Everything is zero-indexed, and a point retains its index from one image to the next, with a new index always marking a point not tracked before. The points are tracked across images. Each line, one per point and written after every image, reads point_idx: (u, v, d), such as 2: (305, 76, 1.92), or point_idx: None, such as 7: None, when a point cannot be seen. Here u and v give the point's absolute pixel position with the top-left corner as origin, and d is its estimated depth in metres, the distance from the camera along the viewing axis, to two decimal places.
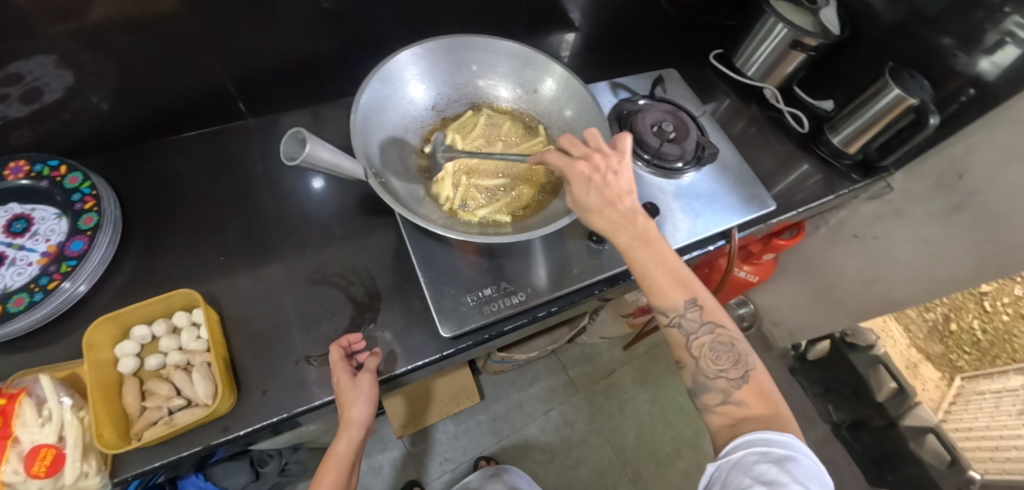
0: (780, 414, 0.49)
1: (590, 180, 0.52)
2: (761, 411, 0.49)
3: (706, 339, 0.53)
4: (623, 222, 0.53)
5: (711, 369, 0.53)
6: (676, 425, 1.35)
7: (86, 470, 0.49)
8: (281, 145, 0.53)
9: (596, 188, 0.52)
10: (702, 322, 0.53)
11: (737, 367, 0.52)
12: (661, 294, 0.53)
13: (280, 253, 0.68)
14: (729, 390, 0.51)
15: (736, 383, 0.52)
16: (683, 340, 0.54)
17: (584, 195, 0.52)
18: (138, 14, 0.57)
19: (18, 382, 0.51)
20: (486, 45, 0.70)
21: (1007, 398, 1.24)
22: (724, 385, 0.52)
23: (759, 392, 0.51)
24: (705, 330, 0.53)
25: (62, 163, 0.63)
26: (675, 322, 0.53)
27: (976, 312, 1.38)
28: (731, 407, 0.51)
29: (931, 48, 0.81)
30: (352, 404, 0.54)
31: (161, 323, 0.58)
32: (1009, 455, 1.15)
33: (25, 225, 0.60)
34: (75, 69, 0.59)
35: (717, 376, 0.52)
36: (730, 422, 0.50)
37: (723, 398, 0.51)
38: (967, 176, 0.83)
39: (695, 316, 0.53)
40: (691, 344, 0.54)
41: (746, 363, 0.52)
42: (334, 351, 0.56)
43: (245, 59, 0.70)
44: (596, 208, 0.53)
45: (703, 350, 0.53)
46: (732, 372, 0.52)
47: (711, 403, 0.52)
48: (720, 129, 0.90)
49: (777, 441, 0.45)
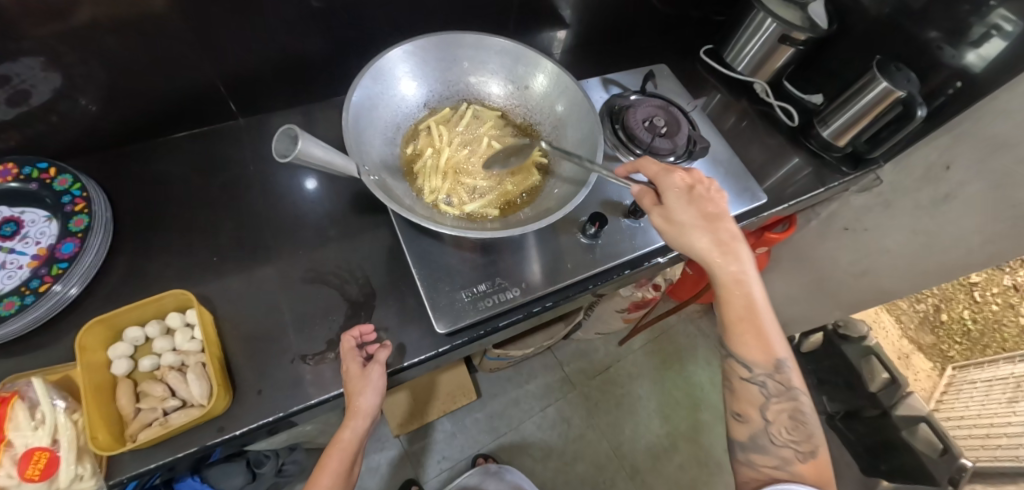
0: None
1: (693, 197, 0.60)
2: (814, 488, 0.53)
3: (786, 406, 0.57)
4: (726, 253, 0.58)
5: (781, 437, 0.56)
6: (672, 419, 1.36)
7: (81, 473, 0.49)
8: (272, 142, 0.53)
9: (709, 223, 0.58)
10: (781, 387, 0.57)
11: (808, 442, 0.56)
12: (748, 343, 0.57)
13: (273, 253, 0.68)
14: (791, 461, 0.55)
15: (803, 456, 0.55)
16: (759, 399, 0.57)
17: (692, 220, 0.58)
18: (127, 14, 0.57)
19: (10, 385, 0.50)
20: (476, 42, 0.70)
21: (997, 387, 1.28)
22: (789, 454, 0.55)
23: (820, 472, 0.55)
24: (786, 398, 0.57)
25: (51, 166, 0.63)
26: (756, 379, 0.57)
27: (966, 303, 1.46)
28: (784, 474, 0.55)
29: (916, 42, 0.82)
30: (360, 392, 0.55)
31: (153, 324, 0.58)
32: (1000, 442, 1.16)
33: (14, 228, 0.59)
34: (63, 70, 0.59)
35: (786, 444, 0.56)
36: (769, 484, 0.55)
37: (779, 464, 0.55)
38: (954, 167, 0.84)
39: (775, 375, 0.57)
40: (767, 405, 0.57)
41: (815, 442, 0.56)
42: (345, 340, 0.58)
43: (235, 59, 0.70)
44: (701, 234, 0.58)
45: (779, 416, 0.57)
46: (801, 445, 0.56)
47: (762, 464, 0.56)
48: (711, 123, 0.91)
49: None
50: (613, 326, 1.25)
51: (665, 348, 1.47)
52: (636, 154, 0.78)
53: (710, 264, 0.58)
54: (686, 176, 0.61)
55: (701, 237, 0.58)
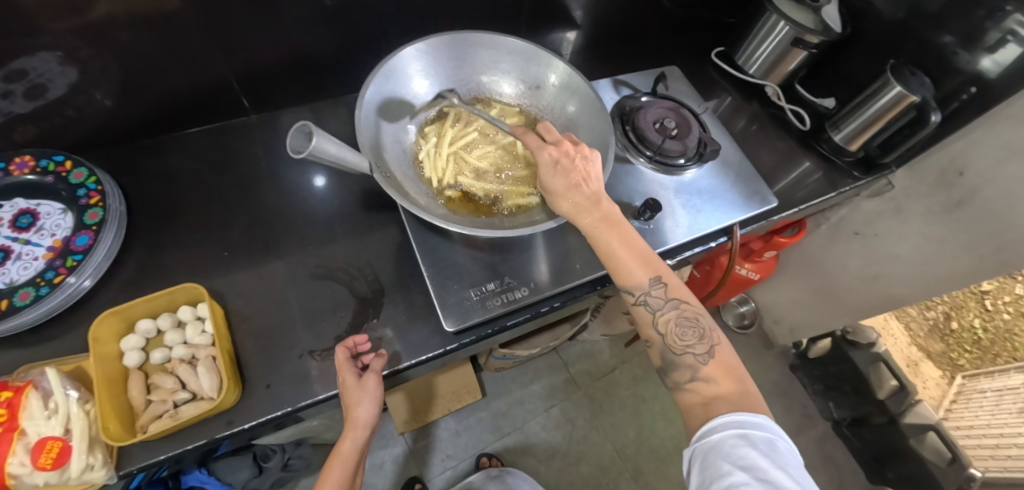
0: (744, 390, 0.49)
1: (556, 162, 0.56)
2: (727, 387, 0.49)
3: (672, 315, 0.54)
4: (584, 202, 0.55)
5: (679, 345, 0.53)
6: (677, 422, 1.35)
7: (92, 463, 0.50)
8: (288, 139, 0.54)
9: (563, 171, 0.55)
10: (667, 298, 0.54)
11: (703, 342, 0.52)
12: (625, 273, 0.54)
13: (283, 248, 0.68)
14: (697, 366, 0.51)
15: (703, 358, 0.52)
16: (649, 318, 0.54)
17: (550, 176, 0.55)
18: (144, 10, 0.58)
19: (24, 374, 0.51)
20: (489, 41, 0.70)
21: (1008, 396, 1.25)
22: (692, 360, 0.52)
23: (726, 368, 0.51)
24: (671, 307, 0.54)
25: (67, 159, 0.63)
26: (642, 301, 0.54)
27: (977, 312, 1.40)
28: (699, 383, 0.51)
29: (931, 46, 0.81)
30: (358, 404, 0.56)
31: (165, 317, 0.58)
32: (1009, 453, 1.16)
33: (30, 219, 0.60)
34: (80, 65, 0.59)
35: (684, 351, 0.52)
36: (701, 400, 0.50)
37: (692, 374, 0.51)
38: (968, 173, 0.83)
39: (660, 293, 0.54)
40: (657, 321, 0.54)
41: (711, 337, 0.53)
42: (340, 351, 0.57)
43: (249, 56, 0.70)
44: (562, 191, 0.55)
45: (670, 327, 0.54)
46: (698, 347, 0.52)
47: (681, 380, 0.52)
48: (722, 126, 0.91)
49: (754, 424, 0.45)
50: (619, 328, 1.25)
51: None
52: (646, 155, 0.78)
53: (574, 218, 0.56)
54: (553, 150, 0.56)
55: (560, 196, 0.56)
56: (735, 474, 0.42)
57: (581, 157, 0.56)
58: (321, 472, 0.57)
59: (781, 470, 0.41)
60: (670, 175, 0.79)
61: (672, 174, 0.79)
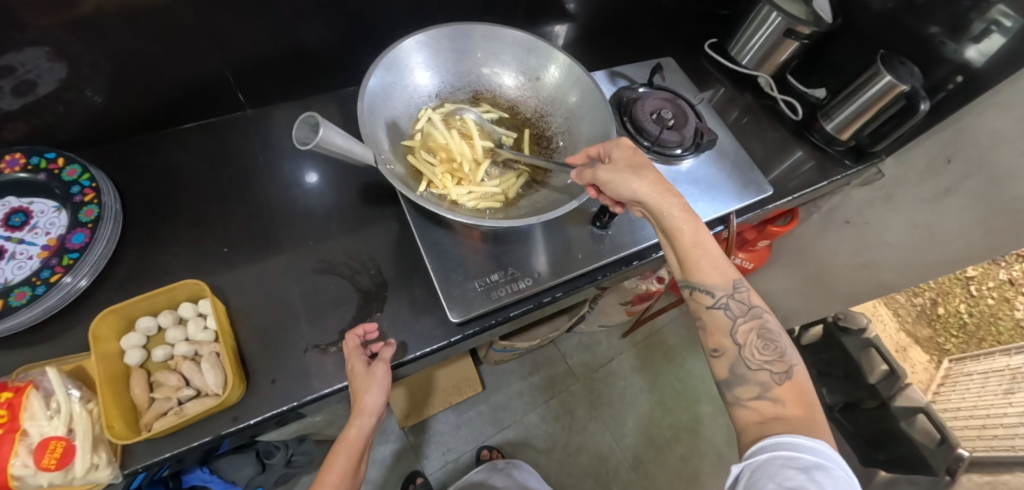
0: (815, 418, 0.48)
1: None
2: (796, 412, 0.49)
3: (752, 325, 0.55)
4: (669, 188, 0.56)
5: (755, 360, 0.53)
6: (674, 411, 1.37)
7: (96, 462, 0.49)
8: (293, 130, 0.54)
9: None
10: (748, 308, 0.55)
11: (781, 361, 0.53)
12: (707, 272, 0.56)
13: (283, 243, 0.68)
14: (769, 385, 0.51)
15: (779, 377, 0.52)
16: (726, 324, 0.55)
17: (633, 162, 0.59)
18: (132, 5, 0.57)
19: (24, 375, 0.50)
20: (489, 33, 0.70)
21: (994, 379, 1.29)
22: (765, 378, 0.52)
23: (799, 392, 0.51)
24: (751, 316, 0.55)
25: (60, 156, 0.62)
26: (720, 303, 0.55)
27: (962, 297, 1.50)
28: (766, 402, 0.51)
29: (918, 36, 0.83)
30: (365, 391, 0.56)
31: (166, 314, 0.58)
32: (995, 432, 1.18)
33: (23, 218, 0.59)
34: (68, 60, 0.58)
35: (760, 367, 0.52)
36: (760, 419, 0.50)
37: (758, 392, 0.52)
38: (955, 160, 0.85)
39: (741, 298, 0.55)
40: (736, 329, 0.55)
41: (790, 359, 0.53)
42: (350, 338, 0.58)
43: (244, 50, 0.69)
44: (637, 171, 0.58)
45: (748, 338, 0.54)
46: (775, 366, 0.52)
47: (744, 396, 0.52)
48: (717, 116, 0.91)
49: (806, 449, 0.44)
50: (616, 319, 1.26)
51: (666, 341, 1.48)
52: (644, 146, 0.78)
53: (659, 207, 0.56)
54: None
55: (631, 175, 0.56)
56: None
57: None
58: (326, 456, 0.57)
59: None
60: (668, 165, 0.79)
61: (670, 164, 0.79)
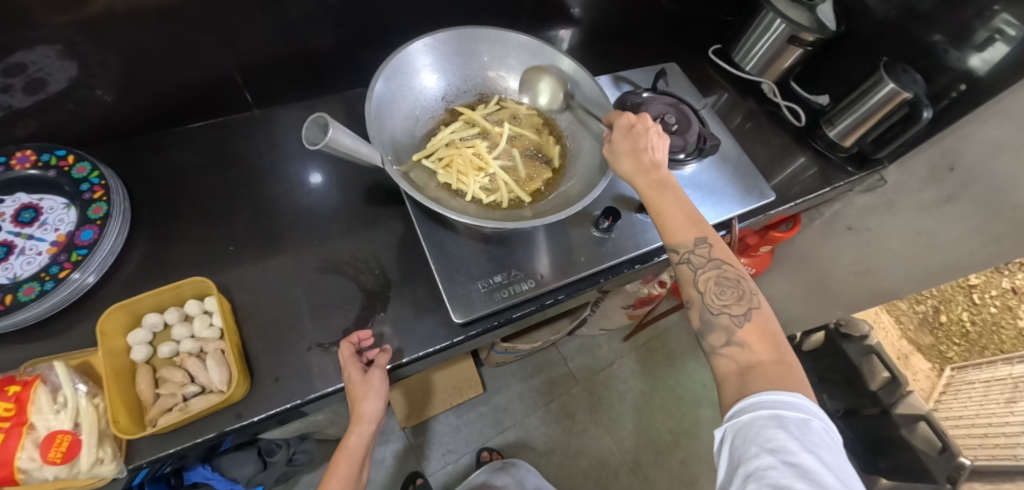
0: (783, 361, 0.48)
1: (632, 133, 0.61)
2: (763, 354, 0.48)
3: (712, 274, 0.54)
4: (645, 169, 0.59)
5: (716, 305, 0.52)
6: (675, 415, 1.37)
7: (102, 456, 0.50)
8: (303, 130, 0.54)
9: (634, 133, 0.61)
10: (710, 258, 0.54)
11: (740, 304, 0.52)
12: (673, 229, 0.56)
13: (288, 242, 0.68)
14: (732, 329, 0.50)
15: (739, 320, 0.51)
16: (690, 275, 0.54)
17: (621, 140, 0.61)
18: (143, 5, 0.58)
19: (31, 369, 0.51)
20: (496, 37, 0.71)
21: (996, 387, 1.28)
22: (727, 322, 0.51)
23: (762, 332, 0.50)
24: (712, 266, 0.54)
25: (70, 153, 0.63)
26: (685, 259, 0.55)
27: (965, 304, 1.44)
28: (734, 348, 0.49)
29: (921, 44, 0.84)
30: (364, 398, 0.56)
31: (172, 311, 0.59)
32: (997, 441, 1.17)
33: (33, 214, 0.60)
34: (80, 59, 0.59)
35: (720, 311, 0.52)
36: (735, 368, 0.48)
37: (727, 338, 0.50)
38: (958, 168, 0.85)
39: (704, 251, 0.54)
40: (698, 279, 0.54)
41: (750, 302, 0.52)
42: (345, 347, 0.58)
43: (253, 51, 0.70)
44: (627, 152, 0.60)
45: (710, 285, 0.53)
46: (737, 308, 0.52)
47: (716, 344, 0.51)
48: (720, 121, 0.92)
49: (786, 404, 0.42)
50: (617, 322, 1.27)
51: (667, 345, 1.48)
52: None
53: (631, 180, 0.59)
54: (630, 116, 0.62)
55: (622, 159, 0.60)
56: (763, 458, 0.40)
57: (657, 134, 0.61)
58: (326, 468, 0.58)
59: (812, 453, 0.40)
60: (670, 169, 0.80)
61: (673, 168, 0.80)
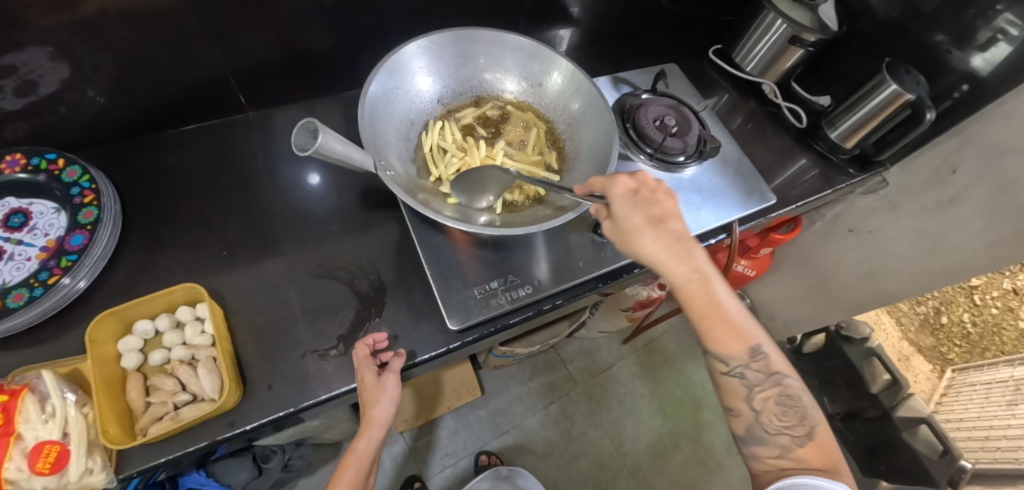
0: (836, 470, 0.49)
1: (638, 199, 0.55)
2: (818, 465, 0.49)
3: (772, 392, 0.53)
4: (679, 255, 0.53)
5: (774, 424, 0.52)
6: (675, 418, 1.36)
7: (91, 466, 0.49)
8: (293, 136, 0.54)
9: (645, 206, 0.54)
10: (767, 374, 0.53)
11: (802, 424, 0.52)
12: (724, 341, 0.53)
13: (283, 247, 0.68)
14: (790, 446, 0.51)
15: (801, 440, 0.51)
16: (743, 391, 0.53)
17: (630, 214, 0.54)
18: (135, 6, 0.57)
19: (19, 378, 0.50)
20: (492, 38, 0.70)
21: (997, 388, 1.29)
22: (786, 441, 0.51)
23: (823, 451, 0.50)
24: (770, 384, 0.53)
25: (60, 156, 0.62)
26: (735, 372, 0.53)
27: (966, 306, 1.47)
28: (788, 462, 0.51)
29: (924, 44, 0.83)
30: (376, 402, 0.56)
31: (164, 317, 0.58)
32: (999, 444, 1.16)
33: (23, 219, 0.59)
34: (71, 61, 0.58)
35: (780, 431, 0.52)
36: (778, 471, 0.51)
37: (779, 452, 0.51)
38: (960, 171, 0.84)
39: (758, 365, 0.53)
40: (752, 396, 0.53)
41: (811, 420, 0.52)
42: (361, 349, 0.57)
43: (246, 53, 0.69)
44: (647, 230, 0.54)
45: (767, 405, 0.53)
46: (797, 429, 0.52)
47: (764, 455, 0.52)
48: (720, 123, 0.91)
49: (824, 488, 0.46)
50: (617, 324, 1.26)
51: (667, 347, 1.48)
52: (646, 153, 0.78)
53: (662, 267, 0.54)
54: (631, 180, 0.55)
55: (648, 237, 0.54)
56: None
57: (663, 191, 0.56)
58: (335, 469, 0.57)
59: None
60: (670, 173, 0.79)
61: (672, 171, 0.79)
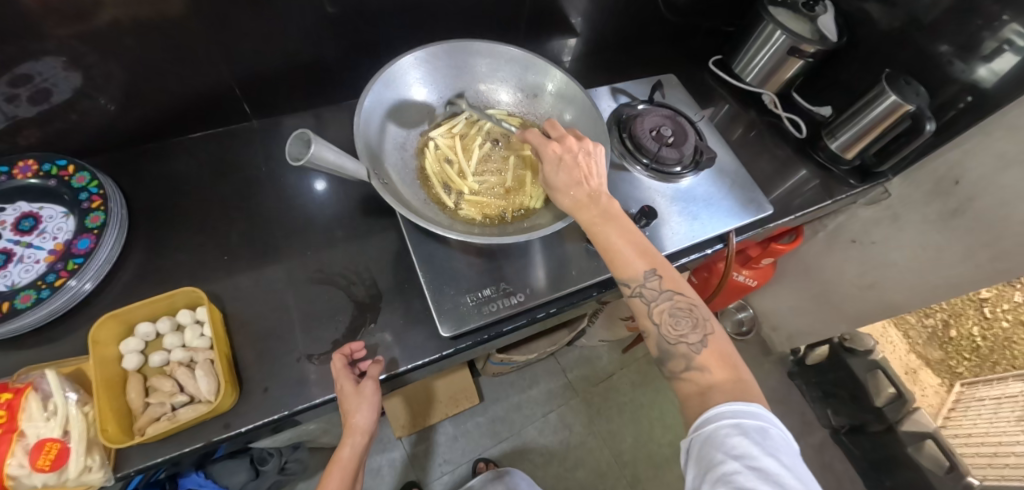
0: (741, 378, 0.49)
1: (562, 163, 0.56)
2: (722, 375, 0.49)
3: (666, 306, 0.53)
4: (584, 200, 0.55)
5: (674, 335, 0.52)
6: (675, 428, 1.35)
7: (90, 464, 0.50)
8: (287, 146, 0.55)
9: (566, 166, 0.56)
10: (662, 290, 0.53)
11: (698, 332, 0.52)
12: (624, 267, 0.54)
13: (283, 252, 0.69)
14: (691, 355, 0.51)
15: (697, 347, 0.51)
16: (643, 309, 0.53)
17: (553, 174, 0.56)
18: (146, 16, 0.59)
19: (24, 377, 0.51)
20: (487, 50, 0.71)
21: (1007, 405, 1.18)
22: (686, 349, 0.51)
23: (720, 355, 0.51)
24: (668, 298, 0.53)
25: (70, 163, 0.64)
26: (637, 293, 0.54)
27: (975, 319, 1.35)
28: (694, 372, 0.50)
29: (926, 55, 0.82)
30: (356, 411, 0.56)
31: (164, 320, 0.59)
32: (1008, 461, 1.13)
33: (33, 223, 0.61)
34: (83, 70, 0.60)
35: (678, 341, 0.52)
36: (698, 388, 0.49)
37: (687, 363, 0.51)
38: (964, 182, 0.84)
39: (655, 284, 0.53)
40: (652, 312, 0.53)
41: (705, 327, 0.52)
42: (337, 359, 0.57)
43: (251, 62, 0.71)
44: (563, 185, 0.56)
45: (664, 318, 0.53)
46: (692, 337, 0.52)
47: (676, 369, 0.51)
48: (718, 133, 0.91)
49: (748, 413, 0.44)
50: (616, 334, 1.26)
51: None
52: (642, 163, 0.79)
53: (574, 212, 0.56)
54: (557, 146, 0.57)
55: (561, 193, 0.56)
56: (728, 463, 0.41)
57: (583, 153, 0.57)
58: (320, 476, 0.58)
59: (772, 456, 0.41)
60: (666, 183, 0.80)
61: (669, 181, 0.80)
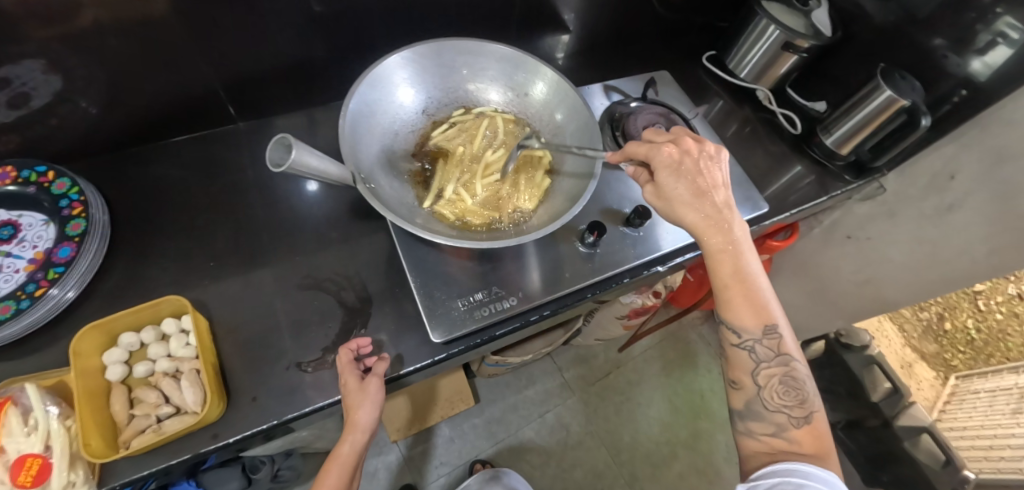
0: (828, 461, 0.50)
1: (681, 173, 0.55)
2: (809, 451, 0.50)
3: (777, 371, 0.54)
4: (716, 222, 0.54)
5: (774, 402, 0.53)
6: (673, 426, 1.35)
7: (73, 480, 0.48)
8: (267, 151, 0.53)
9: (687, 178, 0.55)
10: (774, 353, 0.53)
11: (800, 406, 0.52)
12: (737, 310, 0.54)
13: (271, 258, 0.68)
14: (785, 426, 0.52)
15: (797, 421, 0.52)
16: (749, 364, 0.54)
17: (674, 183, 0.55)
18: (128, 18, 0.57)
19: (3, 391, 0.50)
20: (476, 49, 0.70)
21: (1001, 397, 1.24)
22: (782, 419, 0.52)
23: (817, 437, 0.51)
24: (778, 363, 0.53)
25: (50, 169, 0.62)
26: (745, 345, 0.54)
27: (970, 311, 1.43)
28: (778, 440, 0.52)
29: (921, 49, 0.81)
30: (358, 407, 0.55)
31: (149, 330, 0.58)
32: (1003, 453, 1.13)
33: (12, 231, 0.59)
34: (64, 73, 0.58)
35: (777, 409, 0.53)
36: (771, 452, 0.52)
37: (773, 430, 0.53)
38: (959, 177, 0.83)
39: (770, 344, 0.53)
40: (757, 371, 0.54)
41: (809, 405, 0.53)
42: (344, 353, 0.57)
43: (236, 63, 0.70)
44: (687, 201, 0.55)
45: (770, 381, 0.54)
46: (792, 410, 0.52)
47: (758, 431, 0.54)
48: (712, 130, 0.90)
49: (815, 477, 0.46)
50: (612, 332, 1.25)
51: (665, 354, 1.46)
52: None
53: (699, 233, 0.55)
54: (673, 150, 0.56)
55: (688, 208, 0.55)
56: None
57: (705, 158, 0.56)
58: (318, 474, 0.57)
59: None
60: None
61: None
